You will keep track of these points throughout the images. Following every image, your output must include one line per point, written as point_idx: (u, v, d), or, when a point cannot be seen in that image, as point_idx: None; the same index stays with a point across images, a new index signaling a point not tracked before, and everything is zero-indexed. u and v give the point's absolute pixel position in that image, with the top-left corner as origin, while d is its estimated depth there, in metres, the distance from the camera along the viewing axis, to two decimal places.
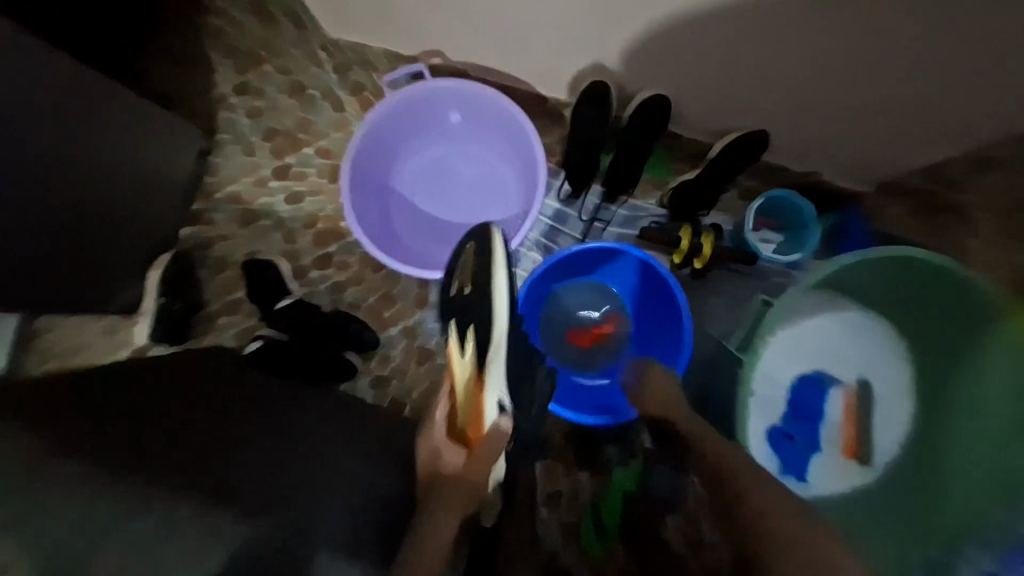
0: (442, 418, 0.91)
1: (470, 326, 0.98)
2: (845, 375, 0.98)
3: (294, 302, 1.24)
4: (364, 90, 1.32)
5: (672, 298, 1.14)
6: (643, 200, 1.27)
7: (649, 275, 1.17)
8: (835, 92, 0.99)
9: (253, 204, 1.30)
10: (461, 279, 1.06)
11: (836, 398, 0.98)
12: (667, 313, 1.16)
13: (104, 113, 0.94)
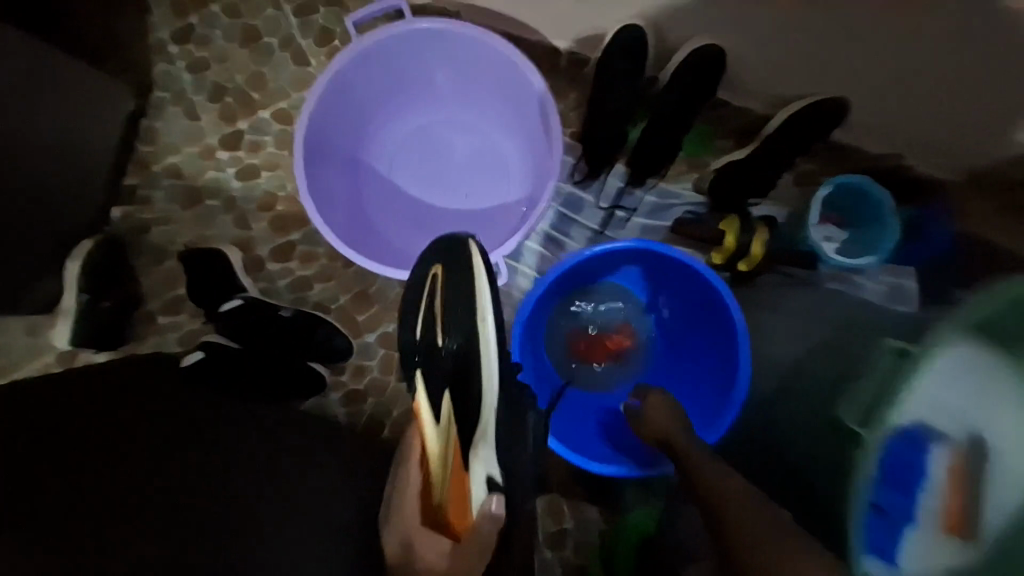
0: (415, 494, 0.73)
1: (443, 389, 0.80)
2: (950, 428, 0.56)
3: (243, 305, 1.00)
4: (333, 38, 1.07)
5: (709, 309, 0.92)
6: (678, 185, 1.02)
7: (679, 280, 0.94)
8: (943, 42, 0.74)
9: (197, 180, 1.08)
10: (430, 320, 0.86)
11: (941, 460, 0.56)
12: (704, 326, 0.94)
13: None
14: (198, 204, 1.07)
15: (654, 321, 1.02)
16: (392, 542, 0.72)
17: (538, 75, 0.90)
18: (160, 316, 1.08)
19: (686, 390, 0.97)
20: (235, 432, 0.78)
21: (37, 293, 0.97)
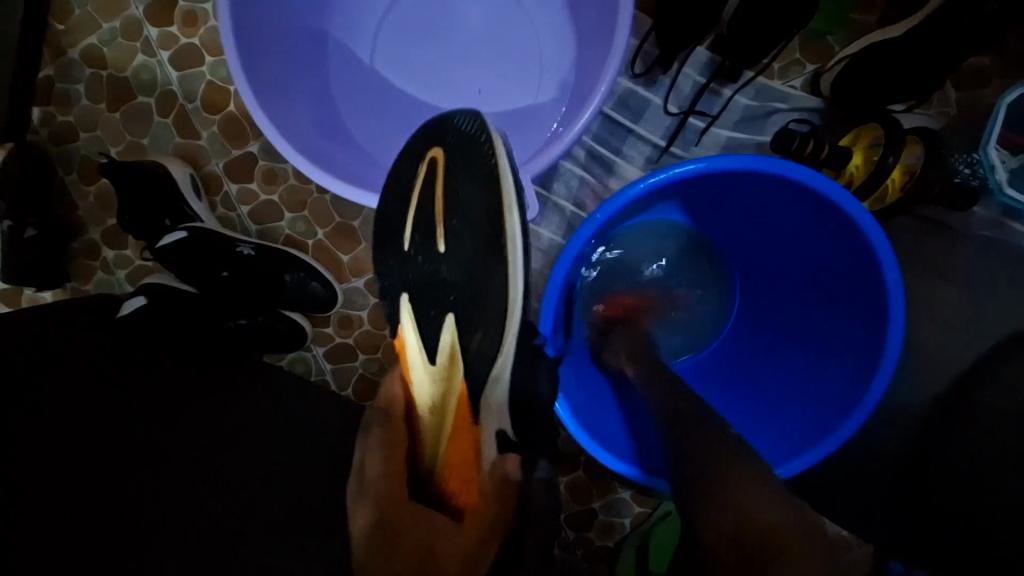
0: (396, 453, 0.59)
1: (450, 313, 0.59)
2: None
3: (185, 238, 0.78)
4: None
5: (831, 258, 0.66)
6: (783, 82, 0.72)
7: (784, 215, 0.67)
8: None
9: (125, 69, 0.82)
10: (422, 226, 0.60)
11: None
12: (815, 281, 0.70)
13: None
14: (131, 103, 0.83)
15: (733, 262, 0.78)
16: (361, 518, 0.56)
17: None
18: (103, 251, 0.88)
19: (769, 363, 0.75)
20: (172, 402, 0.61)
21: None
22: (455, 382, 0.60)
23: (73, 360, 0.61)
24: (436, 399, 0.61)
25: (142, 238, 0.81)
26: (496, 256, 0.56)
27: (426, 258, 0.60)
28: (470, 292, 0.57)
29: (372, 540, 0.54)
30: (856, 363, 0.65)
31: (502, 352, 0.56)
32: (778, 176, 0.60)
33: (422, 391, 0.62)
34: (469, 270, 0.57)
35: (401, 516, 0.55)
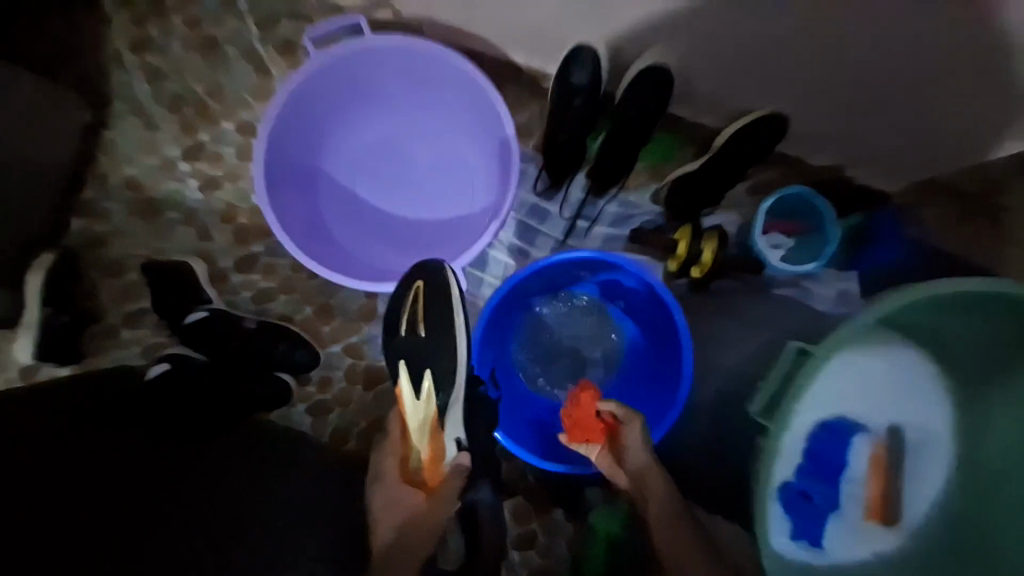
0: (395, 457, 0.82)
1: (427, 369, 0.81)
2: (877, 422, 0.72)
3: (209, 316, 0.99)
4: (296, 49, 1.04)
5: (661, 313, 0.93)
6: (638, 194, 1.05)
7: (632, 285, 0.96)
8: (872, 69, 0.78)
9: (156, 192, 1.06)
10: (411, 318, 0.86)
11: (864, 450, 0.72)
12: (648, 330, 0.98)
13: None
14: (159, 216, 1.06)
15: (628, 327, 1.01)
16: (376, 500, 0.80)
17: (505, 107, 0.90)
18: (121, 330, 1.06)
19: (638, 390, 1.00)
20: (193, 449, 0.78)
21: None
22: (430, 414, 0.78)
23: (113, 421, 0.77)
24: (420, 426, 0.78)
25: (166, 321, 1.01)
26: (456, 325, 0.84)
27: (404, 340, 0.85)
28: (431, 352, 0.83)
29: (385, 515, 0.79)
30: (670, 385, 0.92)
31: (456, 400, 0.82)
32: (618, 261, 0.91)
33: (411, 422, 0.78)
34: (437, 343, 0.83)
35: (406, 517, 0.78)
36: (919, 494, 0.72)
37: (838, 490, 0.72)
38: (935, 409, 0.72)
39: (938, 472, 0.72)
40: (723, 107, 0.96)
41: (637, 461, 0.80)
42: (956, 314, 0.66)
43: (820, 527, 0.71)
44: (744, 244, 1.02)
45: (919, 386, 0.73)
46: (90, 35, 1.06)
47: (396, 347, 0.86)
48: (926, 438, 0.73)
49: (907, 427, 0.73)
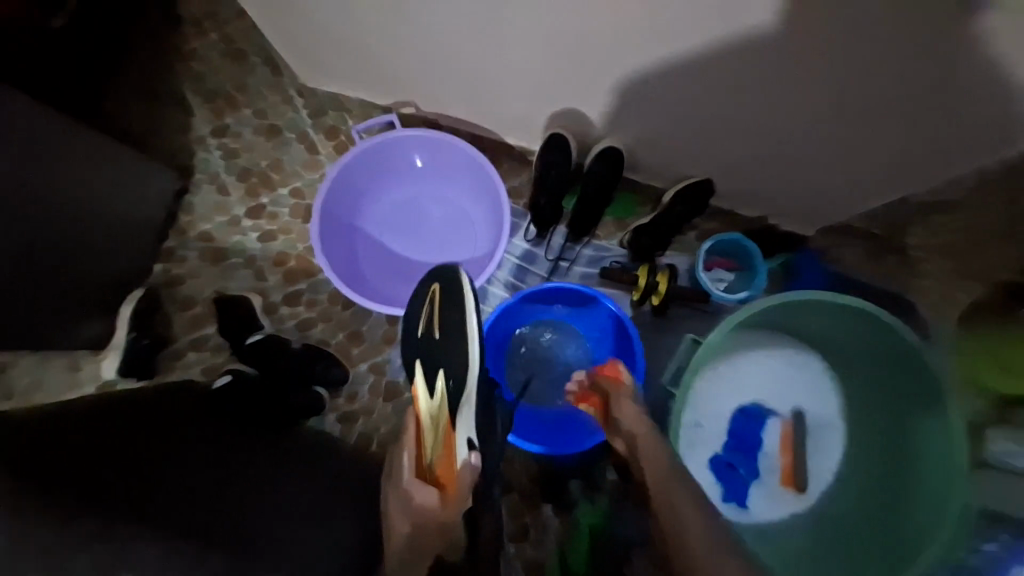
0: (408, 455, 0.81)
1: (439, 369, 0.91)
2: (781, 406, 0.95)
3: (264, 338, 1.24)
4: (339, 134, 1.35)
5: (621, 333, 1.16)
6: (607, 240, 1.32)
7: (597, 311, 1.19)
8: (768, 153, 1.06)
9: (224, 243, 1.33)
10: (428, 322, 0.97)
11: (775, 430, 0.94)
12: (614, 349, 1.19)
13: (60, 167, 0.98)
14: (226, 261, 1.32)
15: (595, 349, 1.21)
16: (391, 502, 0.77)
17: (500, 178, 1.19)
18: (188, 352, 1.30)
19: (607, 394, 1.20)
20: (253, 439, 0.98)
21: (85, 333, 1.18)
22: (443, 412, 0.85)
23: (194, 419, 0.99)
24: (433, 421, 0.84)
25: (229, 343, 1.26)
26: (468, 326, 0.92)
27: (421, 340, 0.97)
28: (444, 353, 0.91)
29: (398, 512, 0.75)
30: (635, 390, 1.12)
31: (467, 401, 0.88)
32: (588, 292, 1.14)
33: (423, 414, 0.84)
34: (450, 344, 0.92)
35: (418, 513, 0.73)
36: (816, 463, 0.92)
37: (756, 463, 0.94)
38: (825, 395, 0.94)
39: (834, 451, 0.92)
40: (671, 175, 1.23)
41: (631, 421, 0.84)
42: (831, 323, 0.88)
43: (744, 491, 0.93)
44: (693, 278, 1.28)
45: (812, 378, 0.95)
46: (180, 124, 1.36)
47: (414, 347, 0.98)
48: (830, 419, 0.93)
49: (811, 410, 0.94)
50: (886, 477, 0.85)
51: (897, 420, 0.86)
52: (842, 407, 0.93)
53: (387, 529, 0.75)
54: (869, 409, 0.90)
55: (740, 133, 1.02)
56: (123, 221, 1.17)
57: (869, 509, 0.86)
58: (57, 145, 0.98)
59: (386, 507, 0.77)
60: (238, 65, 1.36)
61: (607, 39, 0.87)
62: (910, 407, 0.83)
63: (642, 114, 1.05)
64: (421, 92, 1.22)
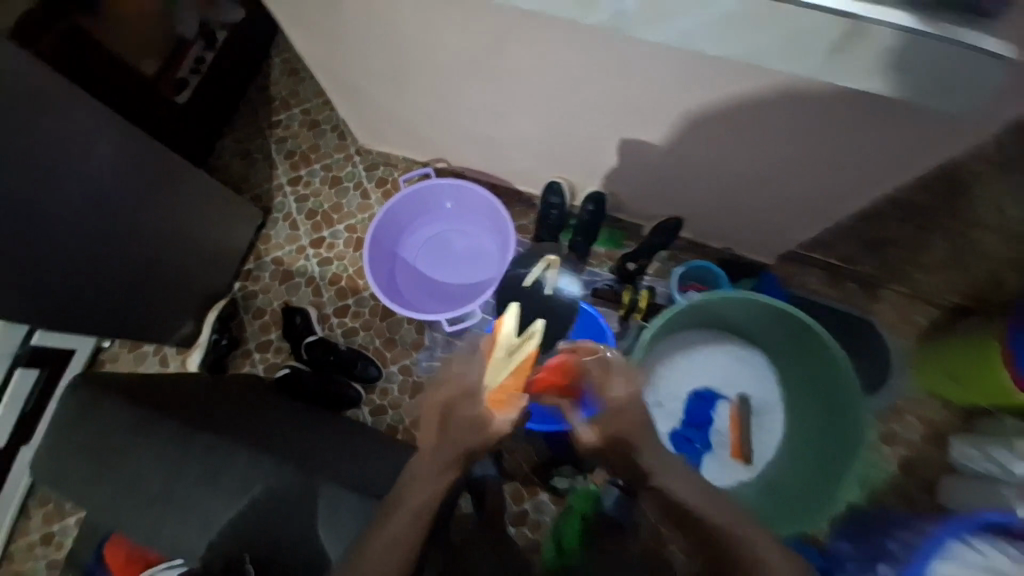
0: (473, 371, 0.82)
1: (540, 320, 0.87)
2: (728, 391, 1.15)
3: (317, 340, 1.52)
4: (387, 183, 1.71)
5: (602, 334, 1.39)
6: (599, 267, 1.59)
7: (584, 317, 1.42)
8: (720, 199, 1.32)
9: (291, 266, 1.66)
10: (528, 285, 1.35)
11: (724, 410, 1.14)
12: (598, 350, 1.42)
13: (166, 203, 1.33)
14: (291, 281, 1.65)
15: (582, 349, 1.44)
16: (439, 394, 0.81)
17: (509, 215, 1.48)
18: (254, 352, 1.60)
19: None
20: (303, 412, 1.23)
21: (180, 332, 1.52)
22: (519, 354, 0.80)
23: (258, 395, 1.26)
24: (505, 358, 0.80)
25: (290, 345, 1.56)
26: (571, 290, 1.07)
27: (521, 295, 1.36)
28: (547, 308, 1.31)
29: (444, 407, 0.79)
30: None
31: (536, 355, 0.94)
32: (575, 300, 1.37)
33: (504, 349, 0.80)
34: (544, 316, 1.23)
35: (462, 412, 0.79)
36: (761, 435, 1.13)
37: (709, 437, 1.13)
38: (765, 380, 1.16)
39: (775, 424, 1.13)
40: (650, 213, 1.50)
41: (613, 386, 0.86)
42: (757, 318, 1.10)
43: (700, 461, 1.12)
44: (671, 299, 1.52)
45: (752, 366, 1.16)
46: (265, 174, 1.75)
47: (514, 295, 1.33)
48: (764, 395, 1.15)
49: (750, 391, 1.16)
50: (815, 440, 1.06)
51: (817, 392, 1.07)
52: (780, 388, 1.15)
53: (429, 416, 0.80)
54: (798, 388, 1.12)
55: (694, 184, 1.29)
56: (208, 244, 1.51)
57: (806, 466, 1.06)
58: (169, 187, 1.33)
59: (436, 395, 0.81)
60: (313, 131, 1.77)
61: (577, 117, 1.17)
62: (825, 380, 1.04)
63: (618, 169, 1.34)
64: (452, 153, 1.56)
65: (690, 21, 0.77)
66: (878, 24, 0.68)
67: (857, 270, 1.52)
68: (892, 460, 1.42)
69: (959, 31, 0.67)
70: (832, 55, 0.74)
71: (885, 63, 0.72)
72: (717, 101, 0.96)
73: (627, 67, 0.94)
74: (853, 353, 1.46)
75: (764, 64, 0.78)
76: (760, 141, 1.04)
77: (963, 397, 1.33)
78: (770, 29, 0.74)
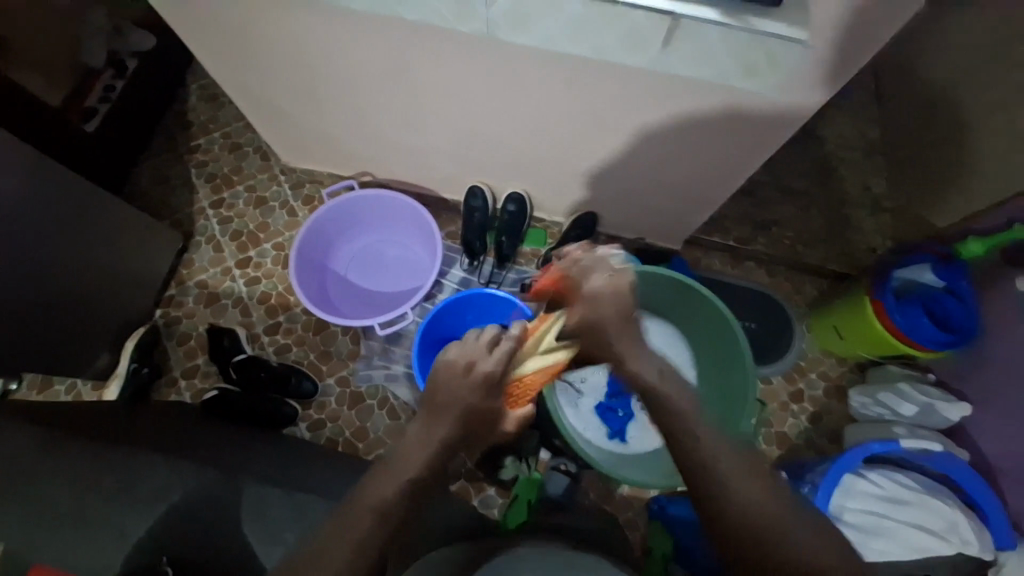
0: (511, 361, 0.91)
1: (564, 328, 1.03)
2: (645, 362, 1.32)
3: (247, 358, 1.49)
4: (314, 200, 1.73)
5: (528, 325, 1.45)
6: (526, 265, 1.67)
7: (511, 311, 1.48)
8: (626, 194, 1.44)
9: (217, 288, 1.63)
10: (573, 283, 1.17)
11: None
12: None
13: (76, 233, 1.28)
14: (217, 303, 1.62)
15: None
16: (452, 367, 0.86)
17: (434, 220, 1.53)
18: (180, 379, 1.55)
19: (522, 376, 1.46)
20: (230, 429, 1.20)
21: (96, 364, 1.45)
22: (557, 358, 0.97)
23: (182, 418, 1.21)
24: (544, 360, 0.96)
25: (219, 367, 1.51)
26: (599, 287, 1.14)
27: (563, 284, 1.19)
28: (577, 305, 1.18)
29: (456, 379, 0.85)
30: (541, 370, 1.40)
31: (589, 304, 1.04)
32: (502, 295, 1.44)
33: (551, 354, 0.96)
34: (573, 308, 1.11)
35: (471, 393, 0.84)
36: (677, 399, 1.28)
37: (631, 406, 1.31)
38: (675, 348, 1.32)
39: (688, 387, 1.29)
40: (568, 210, 1.60)
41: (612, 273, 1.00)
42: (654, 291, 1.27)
43: (621, 426, 1.29)
44: None
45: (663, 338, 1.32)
46: (185, 199, 1.72)
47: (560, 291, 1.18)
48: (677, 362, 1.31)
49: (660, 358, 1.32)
50: (722, 382, 1.21)
51: (716, 349, 1.23)
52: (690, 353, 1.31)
53: (439, 385, 0.85)
54: (703, 349, 1.28)
55: (600, 181, 1.40)
56: (124, 272, 1.45)
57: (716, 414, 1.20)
58: (79, 215, 1.28)
59: (450, 368, 0.85)
60: (234, 153, 1.77)
61: (485, 123, 1.26)
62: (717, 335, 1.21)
63: (532, 171, 1.44)
64: (377, 166, 1.62)
65: (549, 26, 0.87)
66: (687, 18, 0.79)
67: (753, 249, 1.69)
68: (802, 416, 1.57)
69: (753, 19, 0.78)
70: (663, 49, 0.86)
71: (709, 49, 0.84)
72: (591, 100, 1.06)
73: (517, 74, 1.04)
74: (759, 323, 1.62)
75: (612, 59, 0.90)
76: (640, 138, 1.16)
77: (850, 351, 1.51)
78: (611, 31, 0.85)
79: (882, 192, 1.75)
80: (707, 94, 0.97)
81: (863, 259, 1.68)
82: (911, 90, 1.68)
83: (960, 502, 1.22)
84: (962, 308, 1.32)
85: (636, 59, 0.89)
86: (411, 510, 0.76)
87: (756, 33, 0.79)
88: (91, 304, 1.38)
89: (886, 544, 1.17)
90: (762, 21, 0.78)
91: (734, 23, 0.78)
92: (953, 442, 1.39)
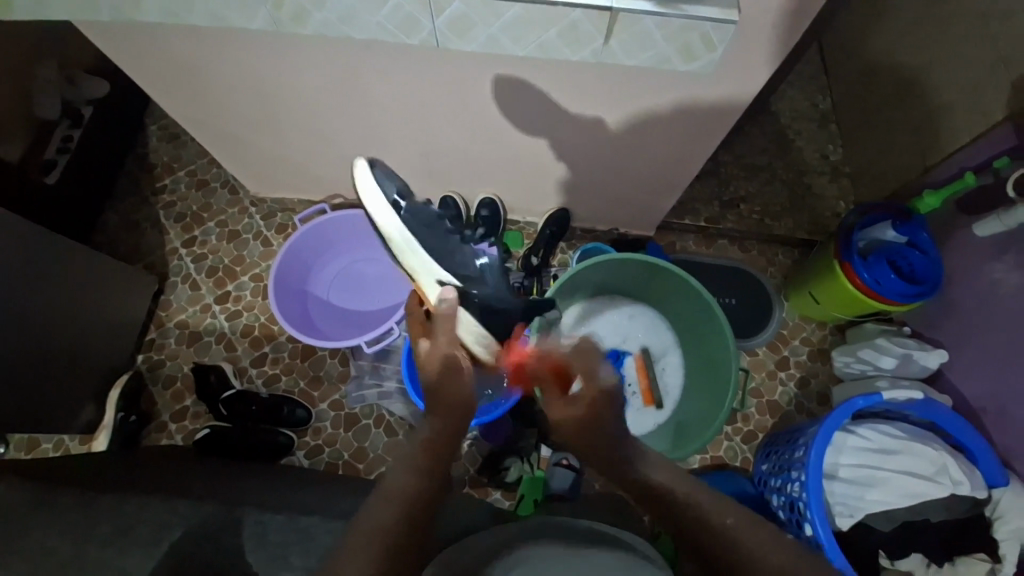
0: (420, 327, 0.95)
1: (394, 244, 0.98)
2: (632, 347, 1.36)
3: (237, 393, 1.48)
4: (286, 228, 1.73)
5: None
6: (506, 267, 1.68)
7: None
8: (594, 190, 1.47)
9: (198, 327, 1.61)
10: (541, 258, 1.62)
11: (630, 364, 1.35)
12: None
13: (46, 285, 1.26)
14: (200, 341, 1.60)
15: None
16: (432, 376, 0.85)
17: None
18: (170, 423, 1.53)
19: None
20: (225, 465, 1.18)
21: (81, 418, 1.42)
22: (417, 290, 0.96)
23: (176, 460, 1.20)
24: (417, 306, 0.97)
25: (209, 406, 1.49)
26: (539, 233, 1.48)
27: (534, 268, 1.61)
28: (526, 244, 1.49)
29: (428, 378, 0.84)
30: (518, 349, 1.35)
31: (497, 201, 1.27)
32: None
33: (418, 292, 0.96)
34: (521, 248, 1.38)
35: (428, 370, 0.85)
36: (667, 380, 1.34)
37: (623, 391, 1.34)
38: (658, 330, 1.37)
39: (675, 367, 1.35)
40: (540, 210, 1.63)
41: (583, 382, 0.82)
42: (629, 278, 1.31)
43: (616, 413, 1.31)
44: None
45: (645, 322, 1.38)
46: (156, 240, 1.71)
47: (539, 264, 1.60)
48: (661, 343, 1.36)
49: (647, 342, 1.37)
50: (706, 355, 1.26)
51: (693, 327, 1.28)
52: (673, 334, 1.36)
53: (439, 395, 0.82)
54: (682, 327, 1.33)
55: (568, 179, 1.43)
56: (101, 321, 1.43)
57: (704, 388, 1.26)
58: (47, 269, 1.26)
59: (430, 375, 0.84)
60: (201, 189, 1.76)
61: (447, 133, 1.28)
62: (692, 311, 1.26)
63: (501, 175, 1.46)
64: (346, 187, 1.63)
65: (493, 30, 0.89)
66: (624, 12, 0.83)
67: (724, 227, 1.73)
68: (790, 382, 1.60)
69: (685, 6, 0.82)
70: (605, 42, 0.89)
71: (649, 38, 0.87)
72: (546, 97, 1.09)
73: (471, 81, 1.07)
74: (737, 297, 1.66)
75: (556, 56, 0.92)
76: (598, 131, 1.19)
77: (826, 313, 1.56)
78: (550, 28, 0.87)
79: (839, 159, 1.82)
80: (654, 78, 1.00)
81: (829, 224, 1.74)
82: (856, 60, 1.75)
83: (947, 445, 1.26)
84: (924, 260, 1.38)
85: (582, 53, 0.92)
86: (425, 528, 0.75)
87: (689, 19, 0.83)
88: (68, 357, 1.35)
89: (881, 494, 1.22)
90: (695, 8, 0.83)
91: (669, 12, 0.82)
92: (935, 390, 1.44)
